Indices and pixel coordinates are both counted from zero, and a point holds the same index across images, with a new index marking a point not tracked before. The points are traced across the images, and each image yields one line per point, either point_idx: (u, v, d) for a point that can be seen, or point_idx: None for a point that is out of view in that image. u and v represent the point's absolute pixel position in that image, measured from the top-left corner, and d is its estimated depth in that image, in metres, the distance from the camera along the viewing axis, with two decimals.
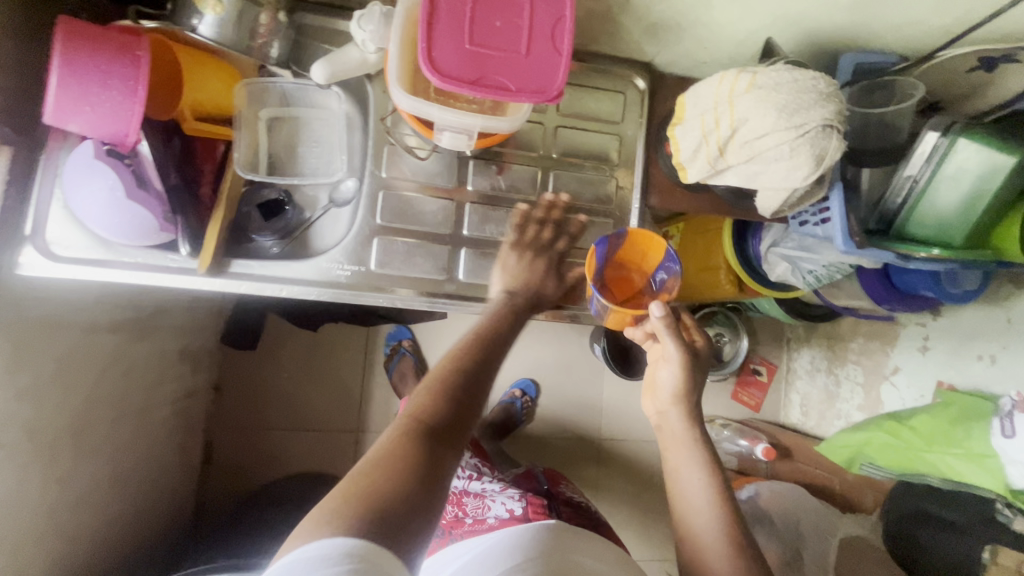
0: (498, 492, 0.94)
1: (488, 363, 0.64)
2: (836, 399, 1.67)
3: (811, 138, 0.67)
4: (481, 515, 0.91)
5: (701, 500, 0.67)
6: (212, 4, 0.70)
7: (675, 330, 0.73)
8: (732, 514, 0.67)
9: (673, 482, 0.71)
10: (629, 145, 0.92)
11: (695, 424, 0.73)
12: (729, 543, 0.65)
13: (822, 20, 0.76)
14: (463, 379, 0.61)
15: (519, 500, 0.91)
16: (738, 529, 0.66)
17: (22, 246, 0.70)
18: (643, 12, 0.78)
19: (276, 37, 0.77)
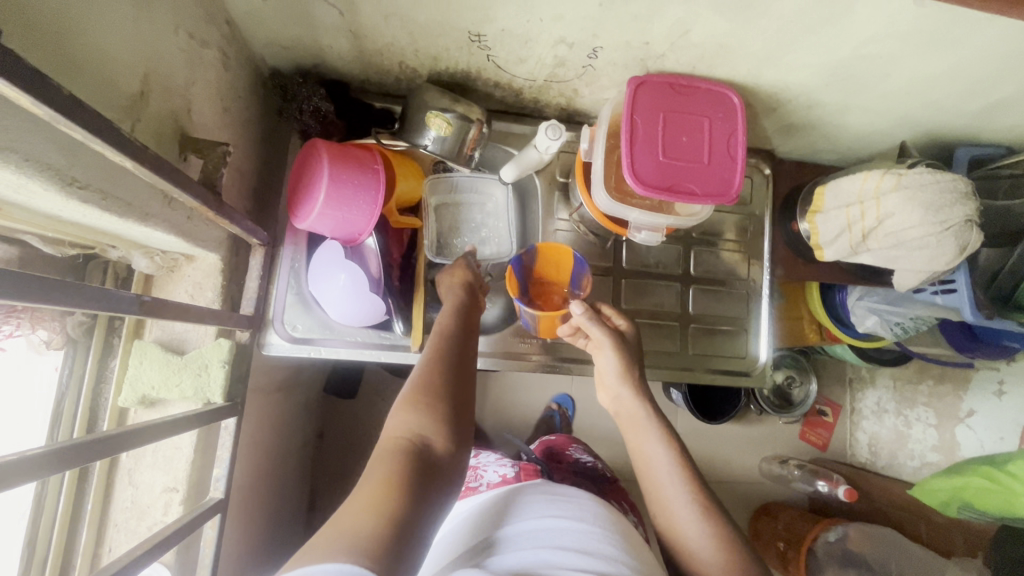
0: (491, 461, 0.92)
1: (462, 381, 0.66)
2: (908, 440, 1.69)
3: (956, 232, 0.77)
4: (475, 483, 0.85)
5: (676, 493, 0.69)
6: (441, 125, 0.82)
7: (599, 325, 0.78)
8: (706, 500, 0.68)
9: (648, 475, 0.73)
10: (757, 223, 1.04)
11: (646, 402, 0.76)
12: (713, 533, 0.66)
13: (943, 124, 0.88)
14: (450, 403, 0.62)
15: (510, 465, 0.89)
16: (717, 515, 0.67)
17: (268, 331, 0.82)
18: (785, 117, 0.90)
19: (479, 146, 0.87)
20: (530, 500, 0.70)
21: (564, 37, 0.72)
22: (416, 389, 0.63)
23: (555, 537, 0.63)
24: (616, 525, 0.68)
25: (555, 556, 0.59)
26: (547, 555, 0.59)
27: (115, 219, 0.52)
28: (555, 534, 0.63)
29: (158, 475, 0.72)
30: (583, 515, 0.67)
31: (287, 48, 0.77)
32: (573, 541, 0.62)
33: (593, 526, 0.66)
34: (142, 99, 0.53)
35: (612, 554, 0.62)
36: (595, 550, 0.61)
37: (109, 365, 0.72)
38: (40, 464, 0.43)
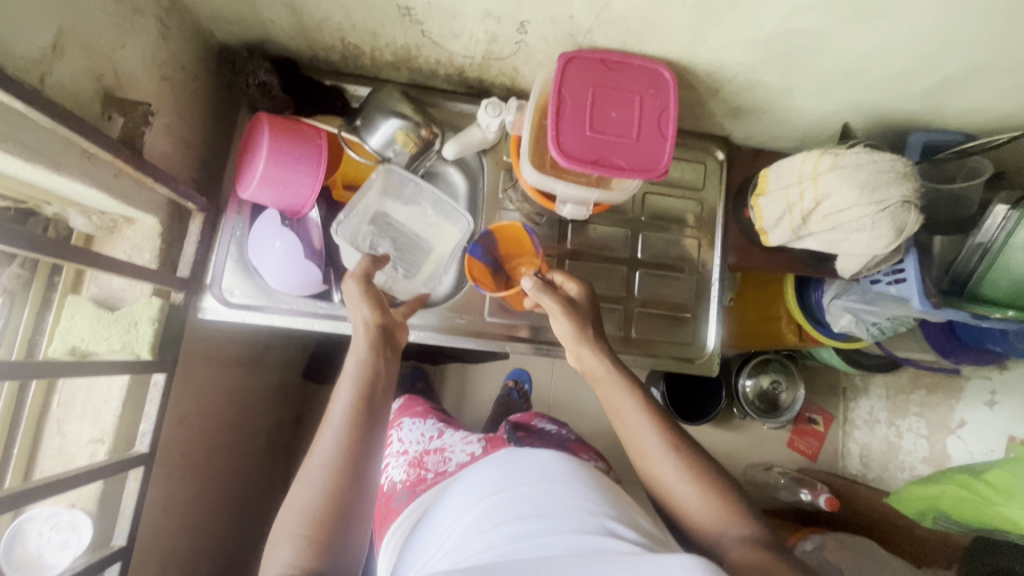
0: (456, 442, 0.95)
1: (349, 496, 0.62)
2: (899, 451, 1.63)
3: (893, 212, 0.75)
4: (443, 466, 0.89)
5: (647, 435, 0.73)
6: (401, 136, 0.85)
7: (548, 293, 0.79)
8: (678, 442, 0.73)
9: (624, 434, 0.76)
10: (710, 209, 1.03)
11: (608, 359, 0.78)
12: (685, 466, 0.70)
13: (893, 106, 0.86)
14: (334, 515, 0.60)
15: (477, 442, 0.94)
16: (689, 450, 0.72)
17: (205, 296, 0.84)
18: (729, 99, 0.89)
19: (426, 150, 0.89)
20: (490, 479, 0.70)
21: (489, 10, 0.73)
22: (313, 505, 0.60)
23: (523, 509, 0.62)
24: (582, 477, 0.69)
25: (521, 528, 0.59)
26: (511, 529, 0.59)
27: (22, 163, 0.55)
28: (517, 505, 0.63)
29: (86, 427, 0.75)
30: (545, 478, 0.67)
31: (230, 22, 0.80)
32: (538, 506, 0.62)
33: (565, 488, 0.66)
34: (54, 54, 0.56)
35: (586, 507, 0.62)
36: (561, 509, 0.61)
37: (46, 319, 0.75)
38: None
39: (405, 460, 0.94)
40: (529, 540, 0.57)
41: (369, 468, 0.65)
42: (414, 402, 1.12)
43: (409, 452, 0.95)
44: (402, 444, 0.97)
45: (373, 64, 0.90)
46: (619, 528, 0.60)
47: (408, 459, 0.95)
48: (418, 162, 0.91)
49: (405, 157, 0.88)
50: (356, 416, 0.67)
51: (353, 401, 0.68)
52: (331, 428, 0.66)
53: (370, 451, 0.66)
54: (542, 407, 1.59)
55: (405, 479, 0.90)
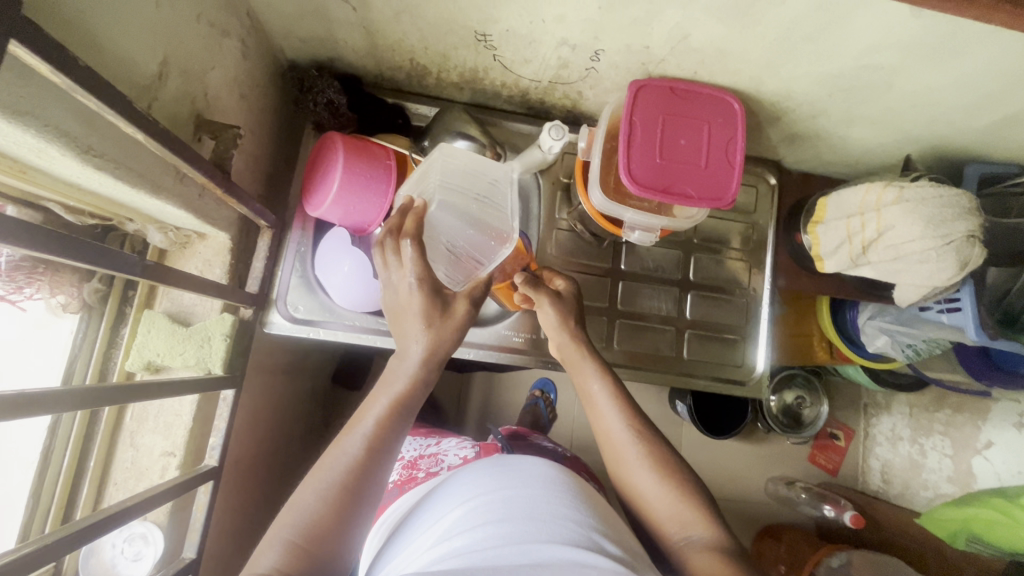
0: (451, 447, 0.90)
1: (356, 508, 0.58)
2: (922, 469, 1.60)
3: (958, 246, 0.76)
4: (435, 467, 0.84)
5: (613, 423, 0.72)
6: None
7: (539, 288, 0.79)
8: (650, 441, 0.70)
9: (598, 430, 0.74)
10: (760, 233, 1.04)
11: (585, 345, 0.78)
12: (654, 466, 0.68)
13: (953, 139, 0.87)
14: (334, 526, 0.56)
15: (471, 447, 0.89)
16: (657, 448, 0.69)
17: (271, 311, 0.86)
18: (789, 127, 0.90)
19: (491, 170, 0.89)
20: (475, 480, 0.67)
21: (567, 39, 0.74)
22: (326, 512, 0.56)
23: (501, 512, 0.59)
24: (567, 485, 0.66)
25: (505, 532, 0.56)
26: (492, 532, 0.56)
27: (128, 188, 0.56)
28: (501, 507, 0.60)
29: (158, 440, 0.76)
30: (531, 482, 0.65)
31: (305, 42, 0.82)
32: (523, 511, 0.60)
33: (549, 494, 0.63)
34: (160, 80, 0.58)
35: (570, 516, 0.60)
36: (548, 517, 0.59)
37: (121, 332, 0.76)
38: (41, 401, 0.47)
39: (400, 464, 0.89)
40: (512, 547, 0.54)
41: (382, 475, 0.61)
42: (415, 426, 1.06)
43: (404, 457, 0.91)
44: (399, 451, 0.93)
45: (437, 84, 0.91)
46: (602, 542, 0.59)
47: (401, 462, 0.90)
48: None
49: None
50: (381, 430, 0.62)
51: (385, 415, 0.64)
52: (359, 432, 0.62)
53: (389, 465, 0.62)
54: (571, 419, 1.60)
55: (395, 479, 0.85)
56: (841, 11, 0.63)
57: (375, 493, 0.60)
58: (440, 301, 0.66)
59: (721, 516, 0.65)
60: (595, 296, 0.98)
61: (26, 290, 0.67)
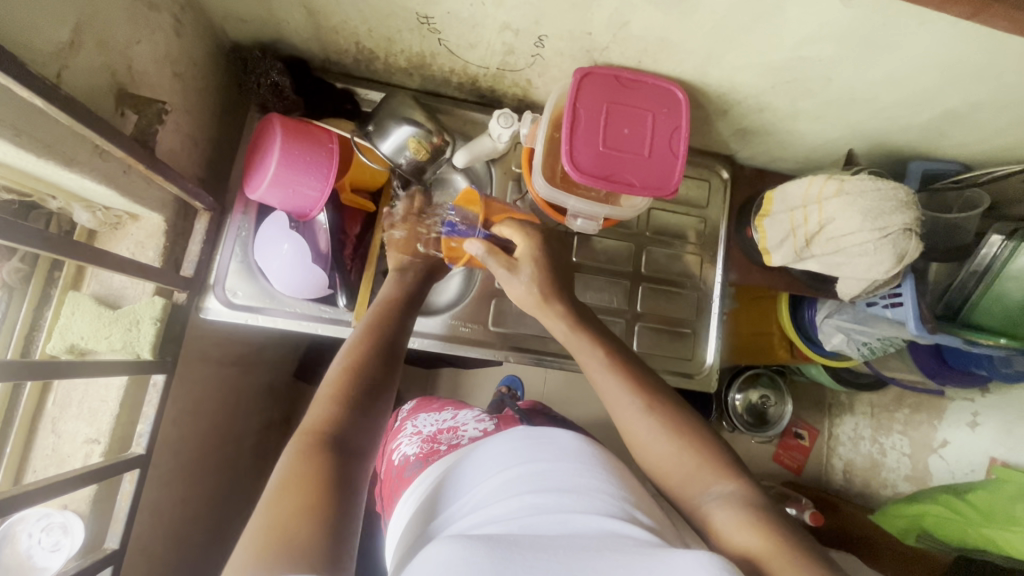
0: (469, 420, 0.88)
1: (364, 411, 0.60)
2: (881, 467, 1.63)
3: (895, 239, 0.77)
4: (456, 440, 0.82)
5: (615, 394, 0.67)
6: (413, 145, 0.85)
7: (494, 258, 0.77)
8: (655, 399, 0.66)
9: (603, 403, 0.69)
10: (713, 227, 1.04)
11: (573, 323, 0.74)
12: (669, 431, 0.63)
13: (896, 135, 0.88)
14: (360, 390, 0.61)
15: (491, 421, 0.87)
16: (671, 413, 0.65)
17: (208, 296, 0.84)
18: (737, 120, 0.90)
19: (437, 159, 0.89)
20: (505, 449, 0.66)
21: (508, 23, 0.74)
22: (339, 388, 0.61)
23: (537, 483, 0.58)
24: (600, 458, 0.64)
25: (542, 502, 0.56)
26: (529, 502, 0.56)
27: (35, 159, 0.54)
28: (535, 478, 0.59)
29: (81, 426, 0.73)
30: (565, 452, 0.64)
31: (246, 21, 0.80)
32: (559, 483, 0.59)
33: (586, 463, 0.62)
34: (72, 49, 0.56)
35: (608, 487, 0.59)
36: (584, 487, 0.58)
37: (44, 315, 0.74)
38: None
39: (419, 438, 0.87)
40: (548, 516, 0.53)
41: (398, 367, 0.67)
42: (426, 401, 1.04)
43: (422, 432, 0.89)
44: (418, 425, 0.90)
45: (386, 69, 0.90)
46: (637, 513, 0.57)
47: (421, 436, 0.88)
48: (430, 169, 0.91)
49: (416, 164, 0.87)
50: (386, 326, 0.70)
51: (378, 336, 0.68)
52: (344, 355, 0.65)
53: (387, 374, 0.65)
54: None
55: (417, 452, 0.83)
56: (773, 0, 0.63)
57: (380, 402, 0.62)
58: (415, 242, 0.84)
59: (743, 469, 0.61)
60: None
61: None
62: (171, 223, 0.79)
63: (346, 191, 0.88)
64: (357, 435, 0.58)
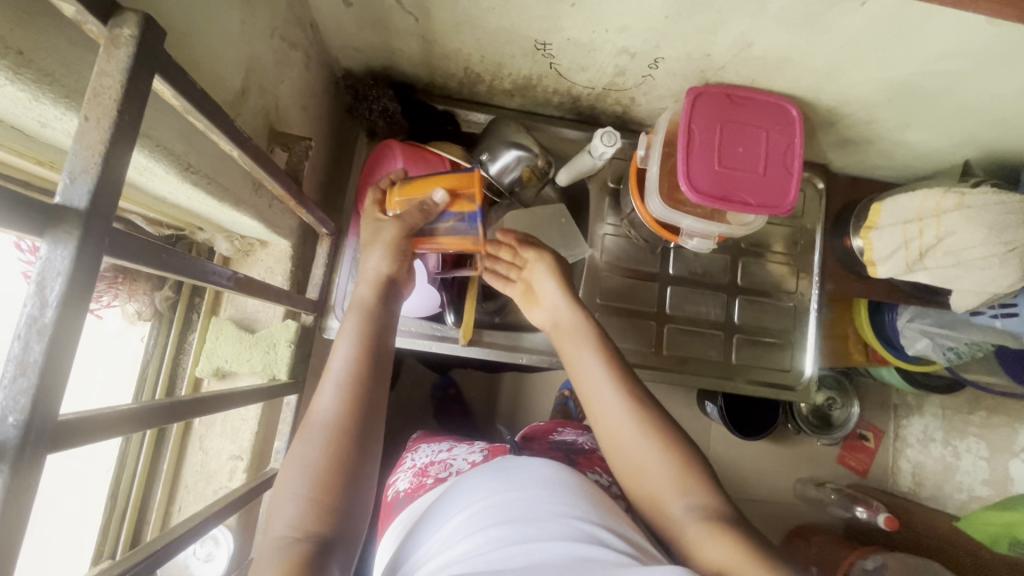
0: (460, 452, 0.79)
1: (348, 487, 0.52)
2: (957, 471, 1.55)
3: (1020, 254, 0.76)
4: (443, 474, 0.74)
5: (606, 392, 0.65)
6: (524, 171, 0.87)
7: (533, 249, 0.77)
8: (635, 393, 0.65)
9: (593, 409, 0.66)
10: (808, 236, 1.04)
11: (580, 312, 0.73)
12: (647, 435, 0.61)
13: (1011, 143, 0.86)
14: (336, 458, 0.52)
15: (482, 451, 0.78)
16: (648, 414, 0.63)
17: (330, 317, 0.87)
18: (842, 132, 0.90)
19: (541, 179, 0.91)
20: (473, 487, 0.61)
21: (627, 47, 0.75)
22: (310, 459, 0.52)
23: (499, 515, 0.54)
24: (571, 480, 0.60)
25: (507, 537, 0.51)
26: (494, 535, 0.52)
27: (215, 202, 0.58)
28: (500, 510, 0.55)
29: (226, 443, 0.78)
30: (530, 484, 0.58)
31: (363, 51, 0.83)
32: (523, 511, 0.54)
33: (558, 501, 0.56)
34: (242, 96, 0.59)
35: (576, 515, 0.54)
36: (548, 514, 0.54)
37: (189, 339, 0.79)
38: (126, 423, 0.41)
39: (411, 471, 0.80)
40: (513, 548, 0.49)
41: (374, 411, 0.57)
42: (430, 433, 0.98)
43: (417, 464, 0.81)
44: (412, 458, 0.83)
45: (488, 91, 0.92)
46: (604, 534, 0.53)
47: (413, 467, 0.81)
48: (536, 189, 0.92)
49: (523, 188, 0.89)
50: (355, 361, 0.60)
51: (357, 352, 0.59)
52: (327, 393, 0.56)
53: (370, 414, 0.57)
54: None
55: (405, 487, 0.76)
56: (910, 22, 0.63)
57: (364, 465, 0.54)
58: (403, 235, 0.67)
59: (715, 474, 0.61)
60: (640, 299, 0.98)
61: (106, 298, 0.69)
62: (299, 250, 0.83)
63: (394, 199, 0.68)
64: (337, 514, 0.51)
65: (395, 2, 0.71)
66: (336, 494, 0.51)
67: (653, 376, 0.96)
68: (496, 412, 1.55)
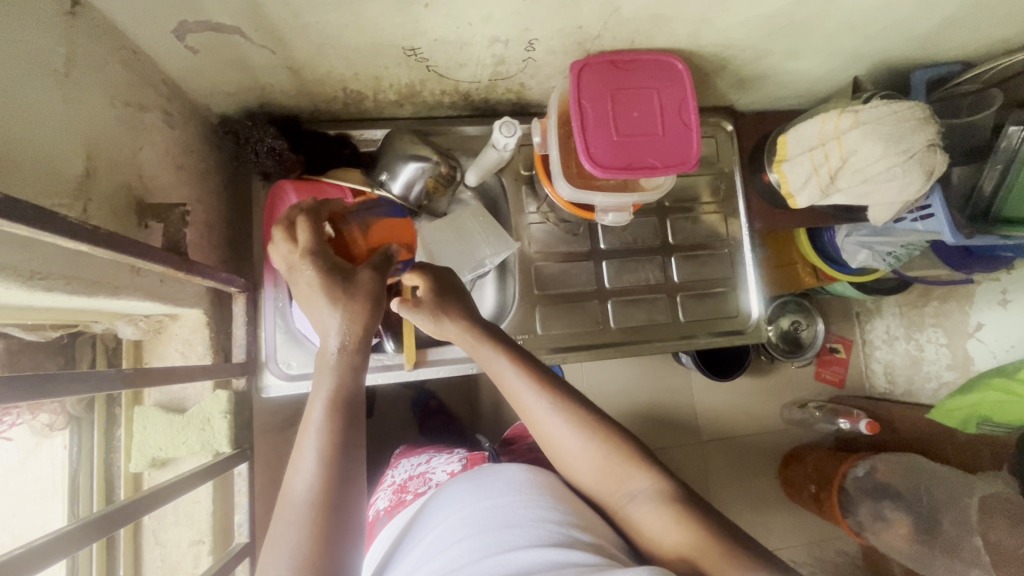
0: (438, 463, 0.92)
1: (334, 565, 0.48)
2: (923, 362, 1.58)
3: (921, 158, 0.77)
4: (423, 487, 0.85)
5: (564, 437, 0.67)
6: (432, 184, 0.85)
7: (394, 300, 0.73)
8: (592, 425, 0.67)
9: (544, 439, 0.70)
10: (728, 180, 1.04)
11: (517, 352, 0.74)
12: (619, 465, 0.66)
13: (895, 50, 0.86)
14: (319, 536, 0.48)
15: (458, 461, 0.90)
16: (613, 443, 0.66)
17: (264, 374, 0.83)
18: (736, 73, 0.89)
19: (450, 183, 0.88)
20: (451, 507, 0.65)
21: (498, 36, 0.72)
22: (296, 540, 0.48)
23: (476, 528, 0.58)
24: (543, 486, 0.66)
25: (491, 544, 0.56)
26: (474, 544, 0.56)
27: (86, 298, 0.54)
28: (478, 523, 0.59)
29: (183, 531, 0.74)
30: (506, 491, 0.64)
31: (230, 94, 0.78)
32: (496, 523, 0.59)
33: (529, 510, 0.61)
34: (88, 177, 0.55)
35: (544, 518, 0.59)
36: (521, 520, 0.59)
37: (116, 436, 0.74)
38: (51, 549, 0.44)
39: (391, 488, 0.91)
40: (490, 559, 0.54)
41: (358, 475, 0.53)
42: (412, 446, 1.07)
43: (397, 481, 0.92)
44: (392, 476, 0.94)
45: (377, 105, 0.87)
46: (579, 533, 0.59)
47: (392, 485, 0.91)
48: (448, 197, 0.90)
49: (432, 199, 0.87)
50: (336, 427, 0.54)
51: (331, 419, 0.54)
52: (303, 468, 0.51)
53: (353, 477, 0.52)
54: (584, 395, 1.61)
55: (387, 505, 0.87)
56: None
57: (349, 531, 0.50)
58: (340, 272, 0.60)
59: (655, 458, 0.67)
60: (577, 281, 0.97)
61: (11, 418, 0.66)
62: (217, 313, 0.80)
63: (360, 244, 0.69)
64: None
65: (242, 39, 0.66)
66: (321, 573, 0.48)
67: (613, 354, 0.95)
68: (478, 414, 1.54)
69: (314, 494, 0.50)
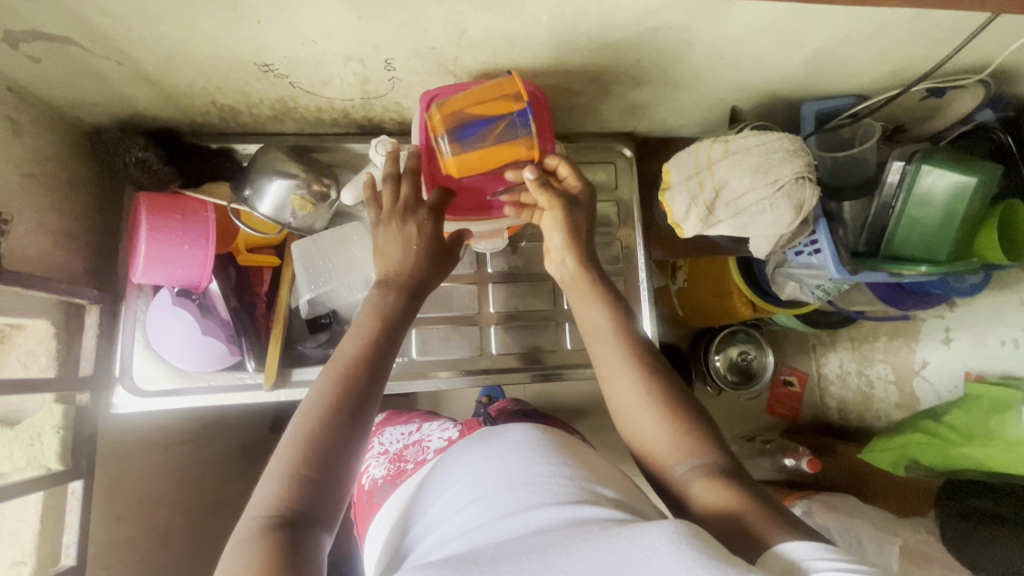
0: (433, 430, 0.85)
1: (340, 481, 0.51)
2: (872, 400, 1.46)
3: (788, 190, 0.75)
4: (422, 455, 0.80)
5: (622, 374, 0.62)
6: (300, 204, 0.83)
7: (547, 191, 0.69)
8: (648, 368, 0.62)
9: (608, 397, 0.63)
10: (628, 206, 1.01)
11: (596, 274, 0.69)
12: (668, 418, 0.59)
13: (779, 81, 0.85)
14: (322, 450, 0.51)
15: (455, 427, 0.84)
16: (665, 393, 0.60)
17: (116, 387, 0.82)
18: (620, 99, 0.88)
19: (324, 202, 0.86)
20: (463, 461, 0.60)
21: (349, 54, 0.71)
22: (295, 455, 0.51)
23: (489, 481, 0.54)
24: (554, 439, 0.60)
25: (505, 502, 0.51)
26: (486, 504, 0.51)
27: None
28: (489, 479, 0.54)
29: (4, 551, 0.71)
30: (515, 450, 0.57)
31: (94, 104, 0.78)
32: (507, 478, 0.54)
33: (548, 460, 0.55)
34: None
35: (560, 473, 0.53)
36: (534, 476, 0.53)
37: None
38: None
39: (386, 457, 0.84)
40: (505, 520, 0.48)
41: (367, 407, 0.56)
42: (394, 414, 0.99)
43: (388, 449, 0.86)
44: (382, 443, 0.87)
45: (256, 120, 0.87)
46: (599, 488, 0.53)
47: (387, 453, 0.85)
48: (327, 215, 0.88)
49: (302, 218, 0.85)
50: (369, 360, 0.58)
51: (365, 355, 0.58)
52: (315, 393, 0.55)
53: (360, 413, 0.55)
54: None
55: (384, 473, 0.81)
56: None
57: (350, 452, 0.53)
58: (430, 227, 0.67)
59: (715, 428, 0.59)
60: (460, 304, 0.94)
61: None
62: (68, 326, 0.78)
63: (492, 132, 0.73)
64: (321, 499, 0.50)
65: (78, 48, 0.66)
66: (319, 482, 0.50)
67: (536, 376, 0.95)
68: None
69: (312, 418, 0.53)
